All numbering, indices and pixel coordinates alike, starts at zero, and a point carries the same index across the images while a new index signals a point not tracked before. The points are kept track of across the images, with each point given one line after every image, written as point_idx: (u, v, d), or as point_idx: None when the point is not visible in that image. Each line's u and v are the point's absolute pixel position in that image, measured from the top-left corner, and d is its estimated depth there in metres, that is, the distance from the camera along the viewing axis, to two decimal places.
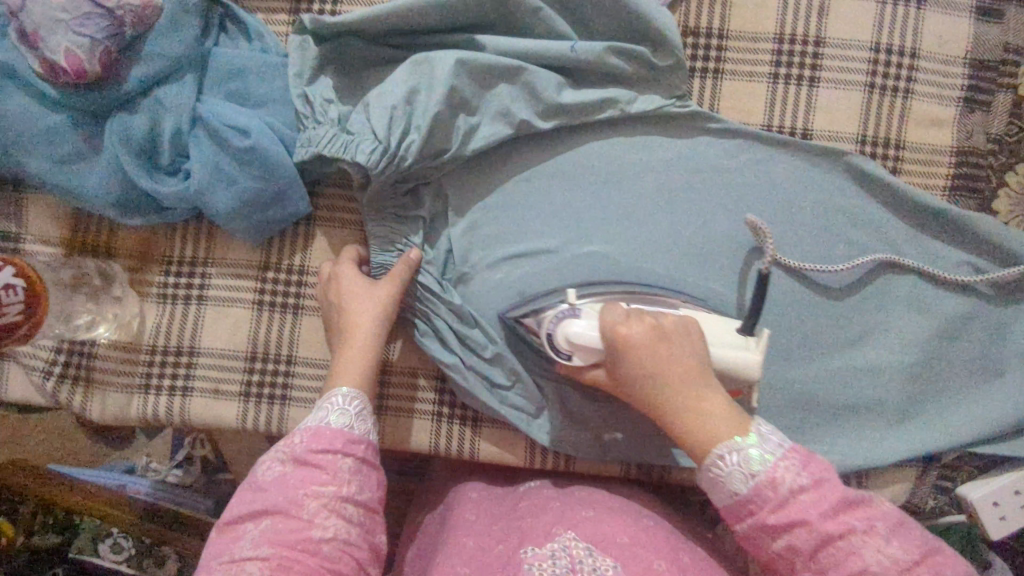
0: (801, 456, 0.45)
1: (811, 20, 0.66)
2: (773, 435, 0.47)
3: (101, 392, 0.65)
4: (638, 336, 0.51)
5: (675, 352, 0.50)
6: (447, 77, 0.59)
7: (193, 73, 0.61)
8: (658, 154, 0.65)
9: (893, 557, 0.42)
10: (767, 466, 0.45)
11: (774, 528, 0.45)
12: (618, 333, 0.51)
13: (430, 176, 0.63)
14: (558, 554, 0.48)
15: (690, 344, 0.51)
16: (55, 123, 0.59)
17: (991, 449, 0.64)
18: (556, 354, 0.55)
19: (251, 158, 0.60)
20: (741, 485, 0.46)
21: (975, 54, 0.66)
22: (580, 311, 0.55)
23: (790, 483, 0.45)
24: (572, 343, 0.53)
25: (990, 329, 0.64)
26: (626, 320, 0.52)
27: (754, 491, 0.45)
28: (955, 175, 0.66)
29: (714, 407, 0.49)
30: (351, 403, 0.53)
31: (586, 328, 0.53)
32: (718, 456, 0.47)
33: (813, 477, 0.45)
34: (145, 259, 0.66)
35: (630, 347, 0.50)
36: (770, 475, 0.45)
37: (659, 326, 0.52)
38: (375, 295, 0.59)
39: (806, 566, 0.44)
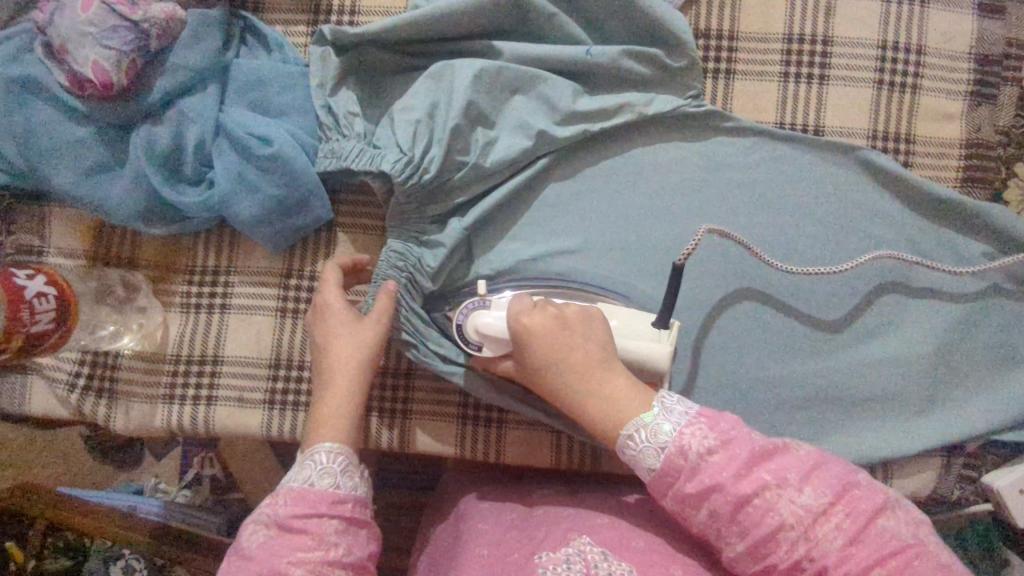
0: (709, 418, 0.44)
1: (819, 20, 0.67)
2: (679, 405, 0.45)
3: (124, 403, 0.64)
4: (538, 325, 0.50)
5: (574, 338, 0.50)
6: (465, 92, 0.61)
7: (216, 84, 0.62)
8: (674, 155, 0.66)
9: (808, 506, 0.41)
10: (674, 435, 0.43)
11: (692, 497, 0.43)
12: (520, 323, 0.51)
13: (457, 196, 0.64)
14: (574, 558, 0.48)
15: (593, 331, 0.51)
16: (81, 136, 0.60)
17: (1013, 436, 0.64)
18: (465, 346, 0.56)
19: (273, 166, 0.60)
20: (654, 460, 0.44)
21: (980, 49, 0.68)
22: (489, 304, 0.57)
23: (698, 447, 0.43)
24: (481, 334, 0.55)
25: (1009, 317, 0.65)
26: (529, 310, 0.52)
27: (666, 465, 0.43)
28: (966, 167, 0.67)
29: (616, 389, 0.47)
30: (337, 459, 0.49)
31: (492, 318, 0.54)
32: (628, 435, 0.45)
33: (721, 438, 0.43)
34: (168, 269, 0.66)
35: (534, 336, 0.50)
36: (678, 444, 0.43)
37: (559, 315, 0.51)
38: (356, 337, 0.55)
39: (730, 531, 0.42)
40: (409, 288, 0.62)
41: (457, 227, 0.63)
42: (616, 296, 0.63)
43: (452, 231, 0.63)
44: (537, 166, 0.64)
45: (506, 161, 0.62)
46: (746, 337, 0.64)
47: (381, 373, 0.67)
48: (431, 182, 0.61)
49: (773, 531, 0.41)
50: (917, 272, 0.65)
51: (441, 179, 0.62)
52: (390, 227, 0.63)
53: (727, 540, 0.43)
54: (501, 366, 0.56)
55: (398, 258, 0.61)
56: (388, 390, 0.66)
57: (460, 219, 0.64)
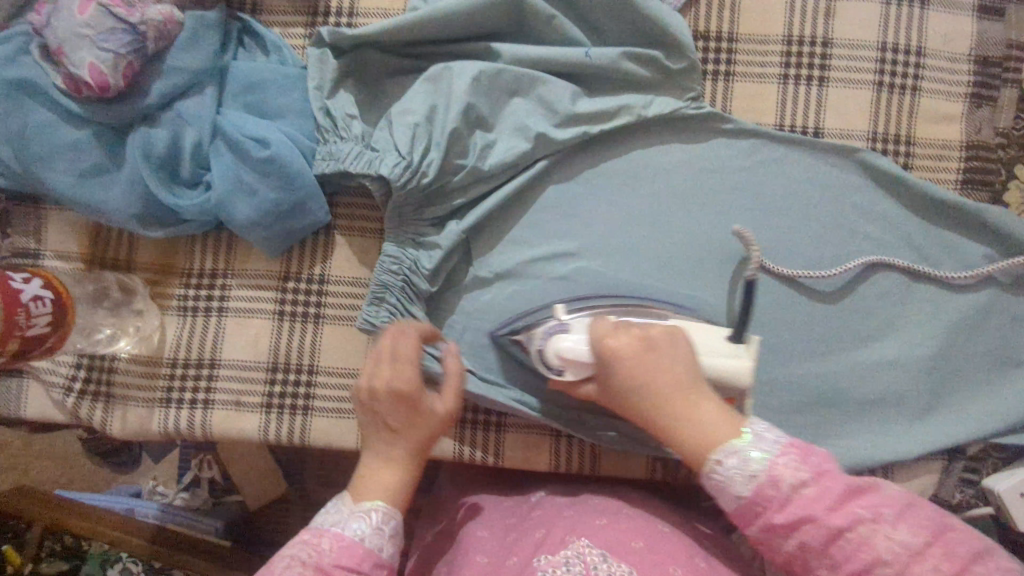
0: (801, 450, 0.43)
1: (818, 22, 0.67)
2: (768, 433, 0.44)
3: (121, 407, 0.64)
4: (625, 348, 0.48)
5: (662, 360, 0.48)
6: (463, 94, 0.61)
7: (213, 86, 0.62)
8: (673, 157, 0.66)
9: (905, 544, 0.40)
10: (767, 465, 0.42)
11: (781, 527, 0.42)
12: (605, 345, 0.49)
13: (456, 198, 0.64)
14: (573, 560, 0.47)
15: (677, 349, 0.49)
16: (77, 138, 0.60)
17: (1013, 439, 0.64)
18: (549, 370, 0.55)
19: (271, 169, 0.60)
20: (742, 488, 0.43)
21: (980, 51, 0.68)
22: (568, 326, 0.56)
23: (790, 478, 0.42)
24: (562, 358, 0.53)
25: (1009, 319, 0.65)
26: (613, 331, 0.50)
27: (755, 494, 0.42)
28: (966, 168, 0.67)
29: (707, 414, 0.45)
30: (387, 524, 0.47)
31: (575, 341, 0.53)
32: (716, 463, 0.44)
33: (815, 471, 0.42)
34: (165, 272, 0.66)
35: (618, 360, 0.48)
36: (771, 474, 0.42)
37: (646, 336, 0.49)
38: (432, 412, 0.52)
39: (819, 563, 0.42)
40: (406, 291, 0.62)
41: (455, 230, 0.63)
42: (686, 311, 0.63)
43: (450, 234, 0.63)
44: (535, 168, 0.64)
45: (505, 164, 0.62)
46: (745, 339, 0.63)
47: None
48: (430, 184, 0.61)
49: (866, 566, 0.40)
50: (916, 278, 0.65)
51: (439, 182, 0.62)
52: (388, 230, 0.63)
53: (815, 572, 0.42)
54: (585, 389, 0.54)
55: (393, 262, 0.62)
56: None
57: (458, 222, 0.64)
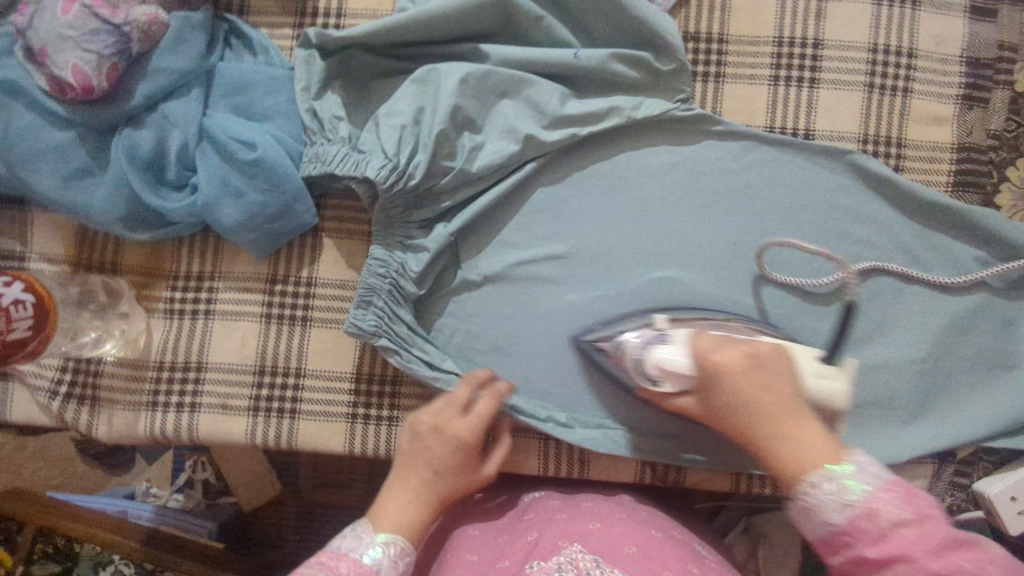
0: (906, 490, 0.41)
1: (809, 23, 0.67)
2: (872, 465, 0.42)
3: (107, 411, 0.64)
4: (732, 364, 0.48)
5: (770, 380, 0.48)
6: (451, 95, 0.60)
7: (199, 88, 0.61)
8: (663, 158, 0.65)
9: None
10: (866, 497, 0.41)
11: (871, 563, 0.40)
12: (709, 358, 0.49)
13: (444, 200, 0.64)
14: (565, 566, 0.47)
15: (784, 372, 0.48)
16: (61, 140, 0.59)
17: (1005, 442, 0.64)
18: (642, 379, 0.56)
19: (257, 171, 0.60)
20: (836, 515, 0.41)
21: (972, 53, 0.67)
22: (667, 337, 0.56)
23: (890, 514, 0.40)
24: (664, 370, 0.54)
25: (999, 322, 0.64)
26: (719, 347, 0.50)
27: (849, 522, 0.41)
28: (957, 170, 0.67)
29: (807, 436, 0.45)
30: (401, 560, 0.48)
31: (678, 353, 0.54)
32: (811, 483, 0.42)
33: (917, 512, 0.40)
34: (152, 275, 0.65)
35: (721, 372, 0.48)
36: (868, 505, 0.40)
37: (754, 352, 0.49)
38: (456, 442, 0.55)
39: None
40: (394, 294, 0.62)
41: (443, 233, 0.62)
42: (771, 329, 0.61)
43: (438, 236, 0.63)
44: (524, 170, 0.64)
45: (493, 165, 0.62)
46: None
47: (366, 380, 0.64)
48: (417, 186, 0.61)
49: None
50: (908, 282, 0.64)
51: (426, 184, 0.62)
52: (375, 232, 0.63)
53: None
54: (679, 401, 0.54)
55: (380, 265, 0.61)
56: (373, 396, 0.64)
57: (445, 224, 0.64)
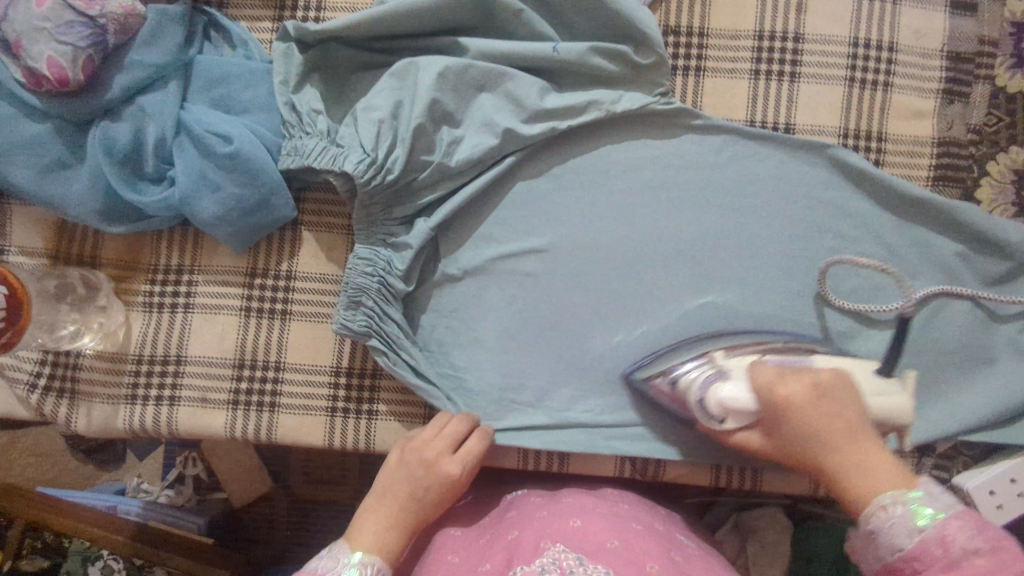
0: (978, 520, 0.41)
1: (790, 17, 0.67)
2: (944, 494, 0.43)
3: (86, 404, 0.64)
4: (798, 397, 0.49)
5: (837, 410, 0.49)
6: (429, 89, 0.60)
7: (177, 81, 0.61)
8: (642, 152, 0.65)
9: None
10: (937, 524, 0.41)
11: None
12: (777, 394, 0.50)
13: (423, 195, 0.63)
14: (548, 567, 0.46)
15: (850, 401, 0.50)
16: (38, 133, 0.59)
17: (984, 436, 0.64)
18: (707, 418, 0.55)
19: (235, 165, 0.60)
20: (905, 540, 0.42)
21: (952, 47, 0.67)
22: (727, 373, 0.55)
23: (964, 543, 0.40)
24: (723, 406, 0.54)
25: (978, 316, 0.64)
26: (781, 380, 0.51)
27: (920, 547, 0.41)
28: (938, 164, 0.67)
29: (877, 463, 0.46)
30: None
31: (738, 391, 0.53)
32: (879, 505, 0.43)
33: (991, 544, 0.40)
34: (131, 268, 0.65)
35: (791, 407, 0.49)
36: (940, 532, 0.41)
37: (817, 382, 0.50)
38: (437, 477, 0.55)
39: None
40: (382, 292, 0.61)
41: (424, 228, 0.62)
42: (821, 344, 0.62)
43: (419, 232, 0.62)
44: (503, 164, 0.63)
45: (472, 159, 0.62)
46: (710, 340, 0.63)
47: (346, 373, 0.64)
48: (395, 181, 0.61)
49: None
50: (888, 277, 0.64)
51: (405, 179, 0.62)
52: (357, 229, 0.63)
53: None
54: (739, 435, 0.55)
55: (367, 263, 0.61)
56: (353, 389, 0.64)
57: (426, 219, 0.63)
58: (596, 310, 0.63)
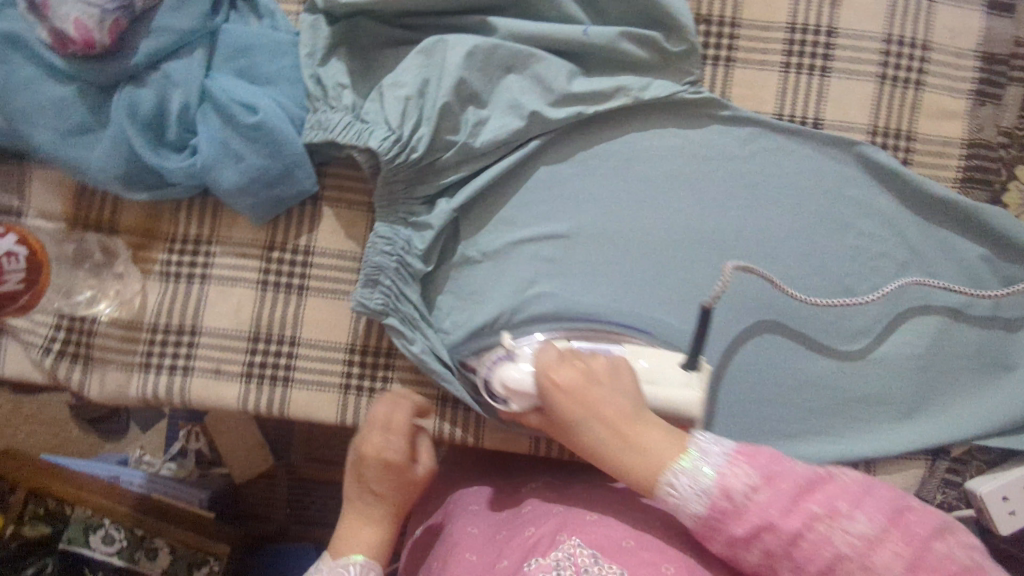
0: (745, 454, 0.46)
1: (824, 11, 0.66)
2: (712, 445, 0.46)
3: (99, 370, 0.64)
4: (571, 382, 0.50)
5: (605, 392, 0.50)
6: (457, 68, 0.59)
7: (203, 49, 0.61)
8: (668, 141, 0.64)
9: (862, 534, 0.42)
10: (716, 478, 0.45)
11: (742, 539, 0.44)
12: (550, 379, 0.51)
13: (447, 176, 0.63)
14: (563, 563, 0.46)
15: (619, 382, 0.51)
16: (61, 94, 0.59)
17: (998, 442, 0.64)
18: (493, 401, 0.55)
19: (259, 135, 0.59)
20: (698, 506, 0.45)
21: (986, 48, 0.66)
22: (516, 355, 0.56)
23: (741, 485, 0.44)
24: (508, 388, 0.54)
25: (1000, 322, 0.64)
26: (558, 364, 0.51)
27: (711, 508, 0.44)
28: (966, 166, 0.66)
29: (651, 438, 0.48)
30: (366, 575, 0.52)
31: (523, 373, 0.53)
32: (668, 483, 0.46)
33: (763, 474, 0.45)
34: (149, 236, 0.65)
35: (564, 393, 0.50)
36: (722, 486, 0.44)
37: (588, 369, 0.51)
38: (394, 473, 0.55)
39: (785, 566, 0.43)
40: (401, 272, 0.62)
41: (446, 210, 0.62)
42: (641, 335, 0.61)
43: (442, 211, 0.62)
44: (528, 147, 0.63)
45: (496, 141, 0.61)
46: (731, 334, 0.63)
47: (360, 351, 0.64)
48: (419, 160, 0.61)
49: (830, 564, 0.42)
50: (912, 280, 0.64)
51: (429, 158, 0.61)
52: (379, 206, 0.63)
53: None
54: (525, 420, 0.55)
55: (386, 243, 0.61)
56: (366, 367, 0.64)
57: (448, 200, 0.63)
58: (613, 300, 0.62)
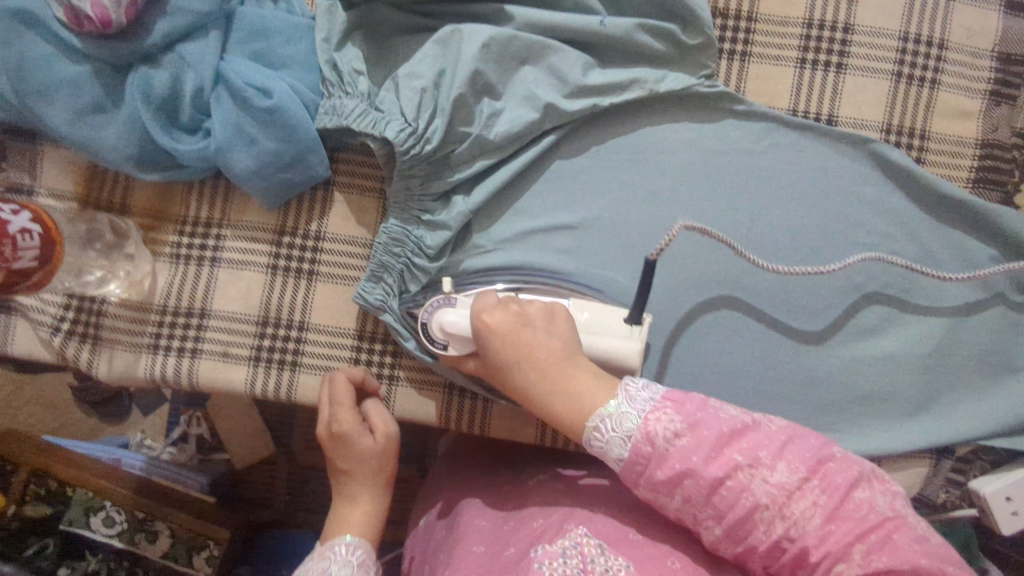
0: (675, 400, 0.46)
1: (841, 7, 0.66)
2: (642, 391, 0.47)
3: (108, 351, 0.64)
4: (501, 324, 0.51)
5: (536, 338, 0.51)
6: (473, 59, 0.59)
7: (219, 30, 0.60)
8: (683, 135, 0.64)
9: (780, 484, 0.43)
10: (640, 422, 0.45)
11: (663, 483, 0.44)
12: (482, 321, 0.51)
13: (461, 171, 0.63)
14: (569, 551, 0.47)
15: (552, 330, 0.52)
16: (75, 73, 0.58)
17: (1004, 442, 0.64)
18: (432, 344, 0.57)
19: (273, 119, 0.59)
20: (621, 448, 0.45)
21: (1003, 48, 0.66)
22: (455, 301, 0.57)
23: (665, 431, 0.44)
24: (445, 330, 0.55)
25: (1009, 323, 0.64)
26: (493, 308, 0.52)
27: (634, 451, 0.45)
28: (979, 167, 0.66)
29: (580, 384, 0.49)
30: (356, 553, 0.55)
31: (460, 316, 0.55)
32: (593, 426, 0.46)
33: (687, 421, 0.45)
34: (160, 217, 0.65)
35: (495, 336, 0.51)
36: (646, 432, 0.45)
37: (521, 314, 0.52)
38: (360, 448, 0.59)
39: (705, 514, 0.44)
40: (409, 271, 0.63)
41: (463, 209, 0.62)
42: (591, 292, 0.62)
43: (457, 212, 0.62)
44: (543, 141, 0.63)
45: (512, 133, 0.61)
46: (739, 328, 0.63)
47: (368, 338, 0.64)
48: (434, 153, 0.61)
49: (748, 512, 0.43)
50: (921, 279, 0.64)
51: (444, 151, 0.61)
52: (393, 204, 0.63)
53: (703, 523, 0.45)
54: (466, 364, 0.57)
55: (394, 245, 0.62)
56: (374, 354, 0.64)
57: (465, 197, 0.63)
58: (625, 291, 0.63)
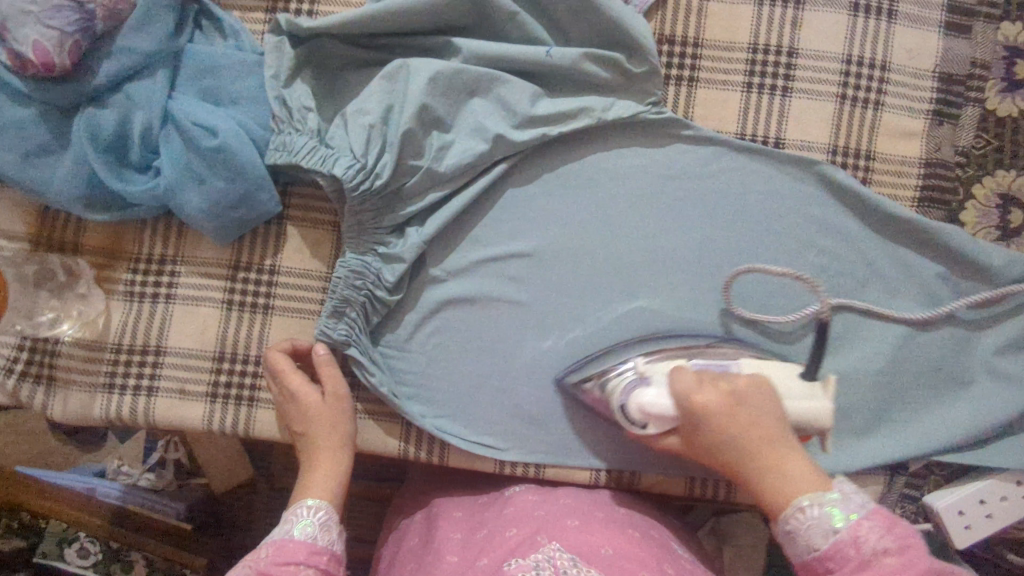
0: (887, 519, 0.41)
1: (784, 32, 0.67)
2: (857, 494, 0.43)
3: (63, 391, 0.63)
4: (715, 403, 0.48)
5: (752, 416, 0.48)
6: (419, 93, 0.60)
7: (165, 70, 0.61)
8: (632, 161, 0.65)
9: None
10: (850, 524, 0.41)
11: None
12: (691, 399, 0.49)
13: (411, 204, 0.63)
14: (542, 564, 0.47)
15: (766, 405, 0.49)
16: (22, 117, 0.59)
17: (957, 457, 0.64)
18: (629, 424, 0.54)
19: (218, 158, 0.59)
20: (821, 540, 0.42)
21: (944, 69, 0.68)
22: (649, 380, 0.55)
23: (874, 543, 0.40)
24: (645, 411, 0.53)
25: (958, 339, 0.65)
26: (699, 386, 0.49)
27: (834, 548, 0.41)
28: (924, 186, 0.67)
29: (795, 468, 0.45)
30: (318, 514, 0.54)
31: (661, 396, 0.52)
32: (797, 508, 0.43)
33: (899, 541, 0.40)
34: (113, 256, 0.65)
35: (705, 414, 0.48)
36: (853, 532, 0.41)
37: (732, 389, 0.49)
38: (312, 407, 0.59)
39: None
40: (367, 306, 0.62)
41: (416, 240, 0.62)
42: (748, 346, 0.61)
43: (410, 242, 0.62)
44: (494, 171, 0.63)
45: (461, 165, 0.62)
46: None
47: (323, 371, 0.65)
48: (385, 186, 0.61)
49: None
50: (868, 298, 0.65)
51: (395, 184, 0.62)
52: (347, 237, 0.63)
53: None
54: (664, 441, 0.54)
55: (357, 278, 0.61)
56: None
57: (417, 229, 0.63)
58: (577, 318, 0.64)
